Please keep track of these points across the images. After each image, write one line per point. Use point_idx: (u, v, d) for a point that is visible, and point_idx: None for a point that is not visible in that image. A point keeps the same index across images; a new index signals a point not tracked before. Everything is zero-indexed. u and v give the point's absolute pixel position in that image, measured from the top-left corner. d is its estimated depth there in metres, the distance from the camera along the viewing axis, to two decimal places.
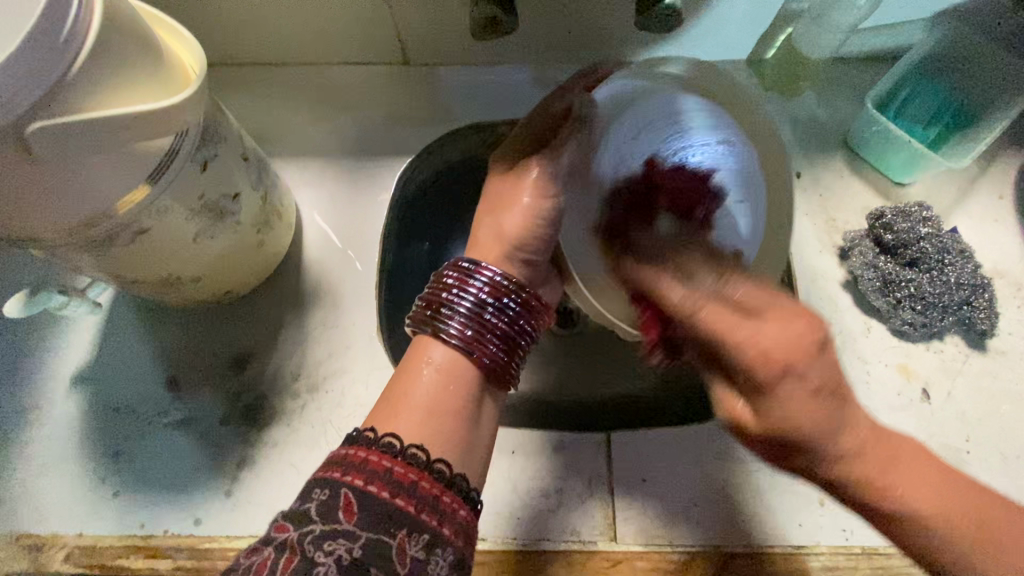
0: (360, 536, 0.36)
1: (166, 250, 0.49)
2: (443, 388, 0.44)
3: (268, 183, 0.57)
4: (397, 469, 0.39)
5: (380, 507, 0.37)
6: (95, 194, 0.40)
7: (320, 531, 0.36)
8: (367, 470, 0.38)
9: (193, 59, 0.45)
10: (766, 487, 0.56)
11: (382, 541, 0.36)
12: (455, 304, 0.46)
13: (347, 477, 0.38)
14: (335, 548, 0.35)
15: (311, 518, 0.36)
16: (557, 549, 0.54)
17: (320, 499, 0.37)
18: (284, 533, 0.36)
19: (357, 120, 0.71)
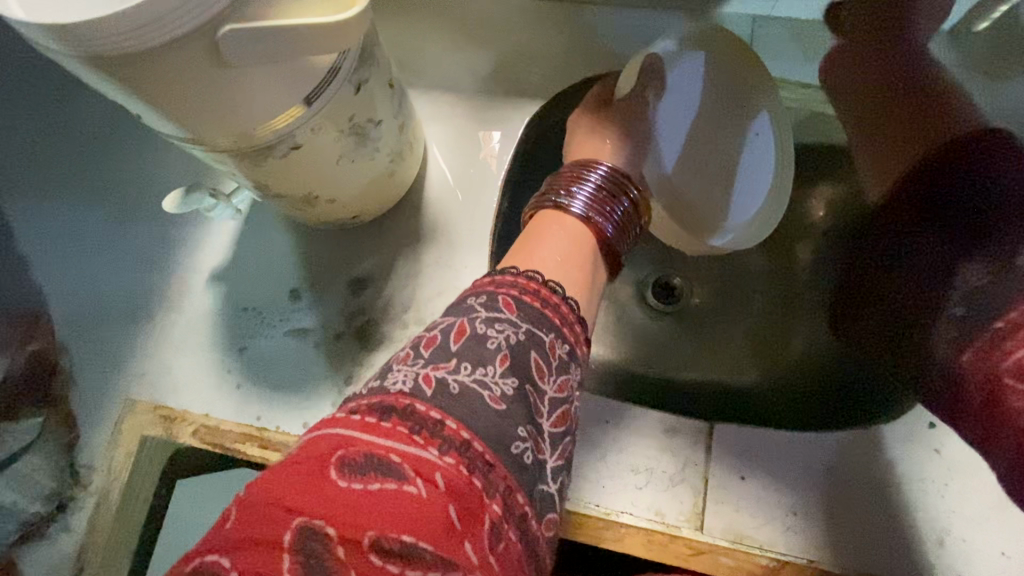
0: (522, 327, 0.38)
1: (312, 168, 0.50)
2: (570, 242, 0.46)
3: (406, 113, 0.57)
4: (543, 290, 0.41)
5: (533, 310, 0.39)
6: (262, 104, 0.41)
7: (486, 316, 0.37)
8: (516, 284, 0.40)
9: None
10: (875, 512, 0.51)
11: (539, 337, 0.38)
12: (573, 188, 0.50)
13: (501, 288, 0.40)
14: (503, 331, 0.37)
15: (475, 309, 0.38)
16: (639, 524, 0.53)
17: (481, 299, 0.38)
18: (450, 320, 0.37)
19: (493, 56, 0.69)
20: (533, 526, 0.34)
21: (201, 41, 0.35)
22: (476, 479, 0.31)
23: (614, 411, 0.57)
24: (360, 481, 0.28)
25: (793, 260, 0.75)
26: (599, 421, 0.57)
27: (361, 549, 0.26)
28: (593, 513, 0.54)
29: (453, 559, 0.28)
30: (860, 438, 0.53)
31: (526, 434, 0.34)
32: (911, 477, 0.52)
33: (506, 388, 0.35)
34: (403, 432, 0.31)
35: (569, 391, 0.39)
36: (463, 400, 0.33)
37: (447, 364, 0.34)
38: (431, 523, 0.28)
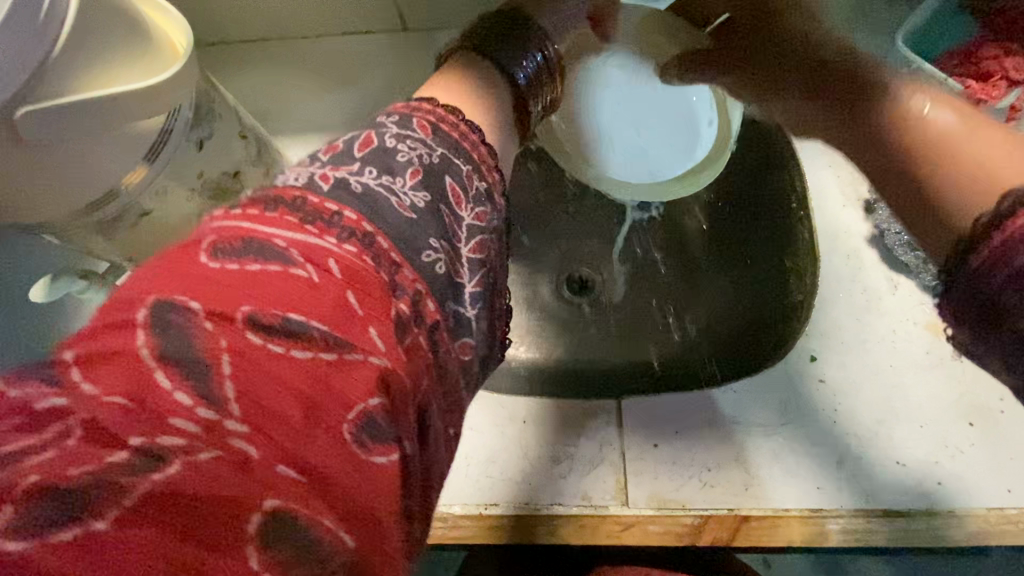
0: (437, 149, 0.39)
1: (172, 230, 0.50)
2: (471, 90, 0.48)
3: (269, 160, 0.57)
4: (445, 114, 0.43)
5: (449, 138, 0.41)
6: (93, 177, 0.40)
7: (397, 134, 0.38)
8: (432, 114, 0.42)
9: (180, 43, 0.44)
10: (781, 452, 0.54)
11: (451, 160, 0.39)
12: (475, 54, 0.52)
13: (415, 113, 0.41)
14: (413, 149, 0.38)
15: (385, 127, 0.39)
16: (568, 512, 0.54)
17: (394, 121, 0.40)
18: (360, 134, 0.39)
19: (358, 90, 0.71)
20: (444, 342, 0.35)
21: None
22: (379, 274, 0.31)
23: (530, 409, 0.59)
24: (238, 262, 0.28)
25: (686, 230, 0.76)
26: (516, 421, 0.58)
27: (235, 326, 0.26)
28: (523, 512, 0.55)
29: (354, 344, 0.28)
30: (757, 381, 0.57)
31: (438, 246, 0.35)
32: (804, 409, 0.55)
33: (416, 198, 0.36)
34: (294, 222, 0.30)
35: (491, 224, 0.40)
36: (365, 197, 0.34)
37: (349, 166, 0.35)
38: (325, 306, 0.28)
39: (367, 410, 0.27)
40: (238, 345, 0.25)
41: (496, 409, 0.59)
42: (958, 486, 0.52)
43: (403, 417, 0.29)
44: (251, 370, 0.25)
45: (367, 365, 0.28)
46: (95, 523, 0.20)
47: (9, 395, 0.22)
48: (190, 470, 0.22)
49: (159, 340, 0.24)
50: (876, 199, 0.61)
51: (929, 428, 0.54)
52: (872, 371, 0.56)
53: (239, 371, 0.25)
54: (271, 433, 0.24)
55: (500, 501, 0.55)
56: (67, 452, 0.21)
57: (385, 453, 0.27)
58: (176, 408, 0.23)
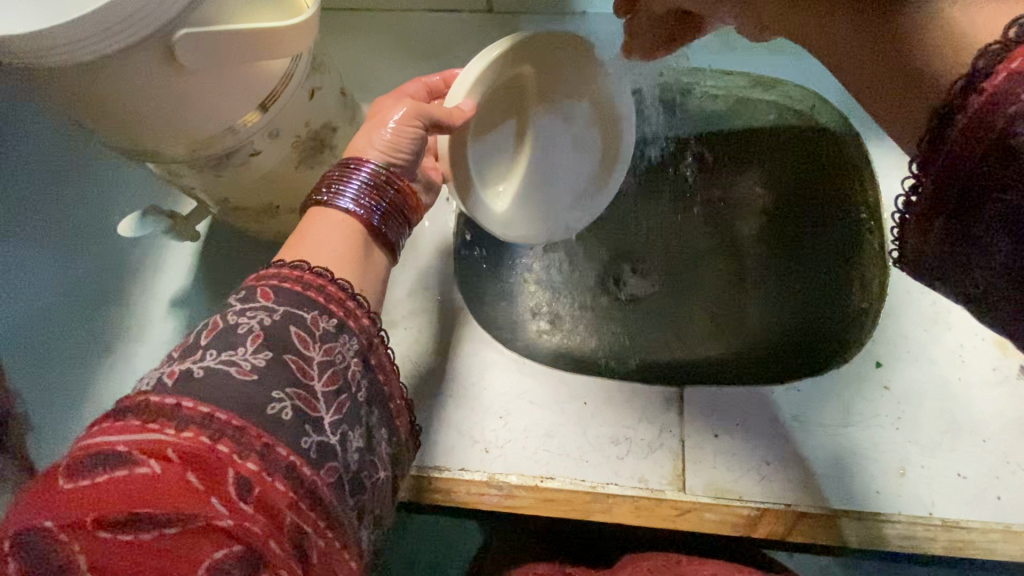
0: (280, 309, 0.37)
1: (271, 177, 0.51)
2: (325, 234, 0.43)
3: (360, 120, 0.59)
4: (289, 275, 0.39)
5: (294, 293, 0.38)
6: (219, 113, 0.42)
7: (239, 308, 0.37)
8: (281, 274, 0.39)
9: None
10: (840, 452, 0.55)
11: (295, 314, 0.37)
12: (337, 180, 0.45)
13: (261, 280, 0.39)
14: (256, 317, 0.36)
15: (230, 305, 0.37)
16: (624, 493, 0.55)
17: (240, 293, 0.38)
18: (207, 320, 0.37)
19: (438, 64, 0.72)
20: (312, 479, 0.33)
21: (155, 47, 0.36)
22: (221, 448, 0.30)
23: (591, 392, 0.59)
24: (88, 477, 0.27)
25: (740, 235, 0.77)
26: (576, 400, 0.59)
27: (91, 530, 0.25)
28: (579, 489, 0.55)
29: (194, 513, 0.27)
30: (819, 382, 0.58)
31: (284, 395, 0.34)
32: (867, 415, 0.56)
33: (257, 361, 0.34)
34: (132, 426, 0.29)
35: (351, 350, 0.39)
36: (209, 382, 0.33)
37: (192, 355, 0.34)
38: (163, 493, 0.27)
39: (219, 561, 0.27)
40: (89, 546, 0.25)
41: (560, 386, 0.60)
42: (1018, 503, 0.52)
43: (271, 554, 0.29)
44: (113, 563, 0.25)
45: (211, 530, 0.27)
46: None
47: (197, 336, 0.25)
48: None
49: (25, 566, 0.24)
50: None
51: (992, 443, 0.54)
52: (938, 382, 0.56)
53: (95, 568, 0.25)
54: None
55: (556, 475, 0.56)
56: None
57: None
58: None
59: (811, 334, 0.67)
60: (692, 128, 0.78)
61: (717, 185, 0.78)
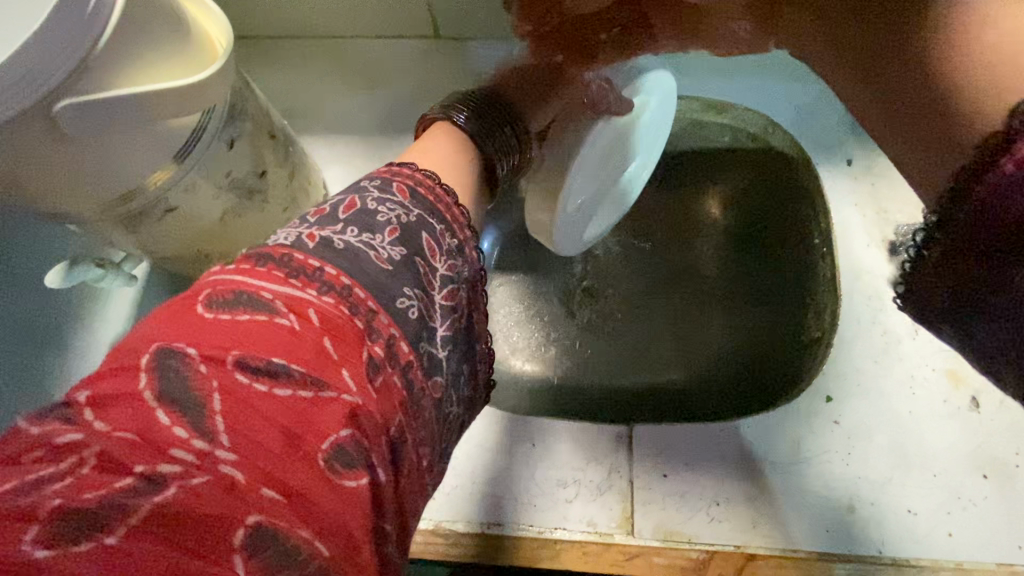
0: (415, 210, 0.38)
1: (197, 226, 0.49)
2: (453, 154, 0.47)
3: (296, 160, 0.57)
4: (419, 176, 0.41)
5: (427, 201, 0.40)
6: (124, 175, 0.40)
7: (379, 195, 0.38)
8: (412, 178, 0.41)
9: (214, 50, 0.43)
10: (790, 490, 0.54)
11: (428, 221, 0.38)
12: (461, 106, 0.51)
13: (398, 176, 0.40)
14: (395, 211, 0.37)
15: (368, 188, 0.38)
16: (572, 538, 0.53)
17: (378, 182, 0.39)
18: (345, 196, 0.38)
19: (384, 95, 0.70)
20: (421, 382, 0.34)
21: (38, 118, 0.34)
22: (358, 320, 0.31)
23: (540, 432, 0.58)
24: (229, 312, 0.28)
25: (699, 255, 0.75)
26: (525, 441, 0.58)
27: (225, 367, 0.26)
28: (527, 535, 0.54)
29: (327, 382, 0.28)
30: (769, 418, 0.57)
31: (412, 295, 0.34)
32: (817, 450, 0.55)
33: (393, 253, 0.35)
34: (277, 275, 0.31)
35: (463, 275, 0.39)
36: (347, 254, 0.33)
37: (334, 226, 0.35)
38: (304, 350, 0.28)
39: (338, 441, 0.27)
40: (227, 385, 0.26)
41: (509, 426, 0.59)
42: (969, 540, 0.51)
43: (376, 444, 0.29)
44: (236, 408, 0.26)
45: (340, 402, 0.28)
46: (106, 539, 0.21)
47: (33, 433, 0.24)
48: (185, 494, 0.23)
49: (157, 383, 0.25)
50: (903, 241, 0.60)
51: (943, 477, 0.53)
52: (889, 416, 0.55)
53: (229, 409, 0.26)
54: (247, 454, 0.25)
55: (504, 520, 0.55)
56: (79, 480, 0.22)
57: (355, 478, 0.27)
58: (171, 442, 0.24)
59: (766, 363, 0.66)
60: None
61: (676, 204, 0.77)
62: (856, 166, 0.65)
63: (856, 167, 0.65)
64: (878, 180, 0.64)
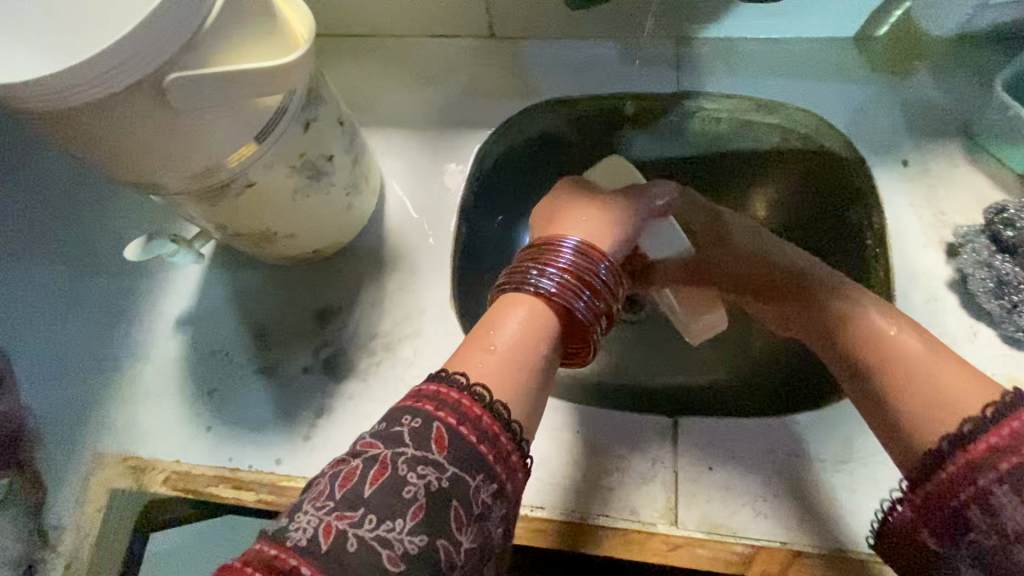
0: (449, 470, 0.35)
1: (270, 206, 0.52)
2: (526, 333, 0.43)
3: (359, 148, 0.59)
4: (465, 402, 0.37)
5: (467, 448, 0.36)
6: (215, 149, 0.43)
7: (412, 454, 0.35)
8: (457, 411, 0.37)
9: (303, 40, 0.45)
10: (839, 492, 0.53)
11: (464, 481, 0.35)
12: (544, 260, 0.47)
13: (437, 413, 0.36)
14: (425, 474, 0.34)
15: (403, 441, 0.35)
16: (614, 526, 0.54)
17: (415, 423, 0.36)
18: (376, 452, 0.35)
19: (438, 90, 0.73)
20: None
21: (147, 89, 0.37)
22: None
23: (584, 421, 0.58)
24: None
25: None
26: (569, 430, 0.58)
27: None
28: (570, 520, 0.54)
29: None
30: (816, 419, 0.56)
31: None
32: (870, 450, 0.54)
33: (410, 544, 0.33)
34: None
35: (486, 538, 0.36)
36: (356, 562, 0.31)
37: (352, 511, 0.33)
38: None
39: None
40: None
41: (553, 416, 0.58)
42: None
43: None
44: None
45: None
46: None
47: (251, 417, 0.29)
48: None
49: None
50: (962, 241, 0.58)
51: None
52: None
53: None
54: None
55: (546, 505, 0.55)
56: None
57: None
58: None
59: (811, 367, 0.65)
60: (691, 149, 0.76)
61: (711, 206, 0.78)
62: (913, 168, 0.63)
63: (911, 169, 0.63)
64: (937, 182, 0.62)
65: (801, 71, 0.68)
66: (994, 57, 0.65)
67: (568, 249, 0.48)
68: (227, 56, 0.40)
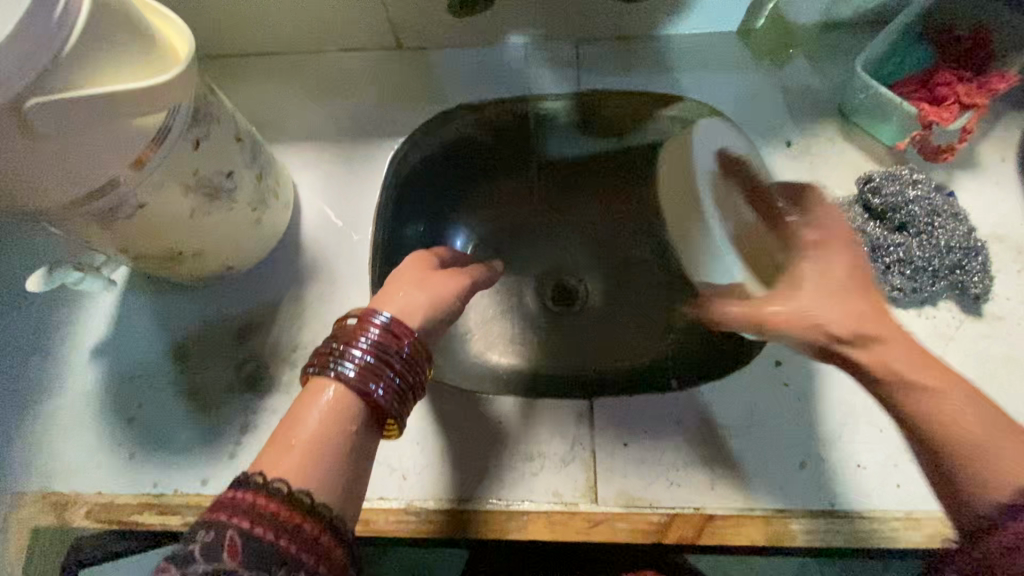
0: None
1: (170, 226, 0.52)
2: (328, 426, 0.41)
3: (264, 163, 0.60)
4: (262, 500, 0.37)
5: (265, 550, 0.35)
6: (95, 172, 0.43)
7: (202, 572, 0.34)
8: (253, 511, 0.36)
9: (181, 59, 0.46)
10: (746, 454, 0.56)
11: None
12: (350, 339, 0.44)
13: (232, 519, 0.36)
14: None
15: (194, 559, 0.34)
16: (538, 509, 0.56)
17: (206, 535, 0.35)
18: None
19: (348, 102, 0.74)
20: None
21: (8, 116, 0.37)
22: None
23: (505, 411, 0.60)
24: None
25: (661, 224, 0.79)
26: (491, 421, 0.59)
27: None
28: (495, 508, 0.56)
29: None
30: (720, 388, 0.59)
31: None
32: (771, 413, 0.57)
33: None
34: None
35: None
36: None
37: None
38: None
39: None
40: None
41: (476, 409, 0.60)
42: (917, 490, 0.54)
43: None
44: None
45: None
46: None
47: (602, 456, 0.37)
48: None
49: None
50: (839, 212, 0.63)
51: (890, 432, 0.56)
52: (837, 377, 0.58)
53: None
54: None
55: (473, 496, 0.57)
56: None
57: None
58: None
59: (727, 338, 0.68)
60: (603, 146, 0.79)
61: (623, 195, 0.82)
62: (795, 147, 0.68)
63: (794, 148, 0.68)
64: (817, 159, 0.67)
65: (691, 64, 0.72)
66: (858, 41, 0.71)
67: (381, 328, 0.45)
68: (93, 79, 0.40)
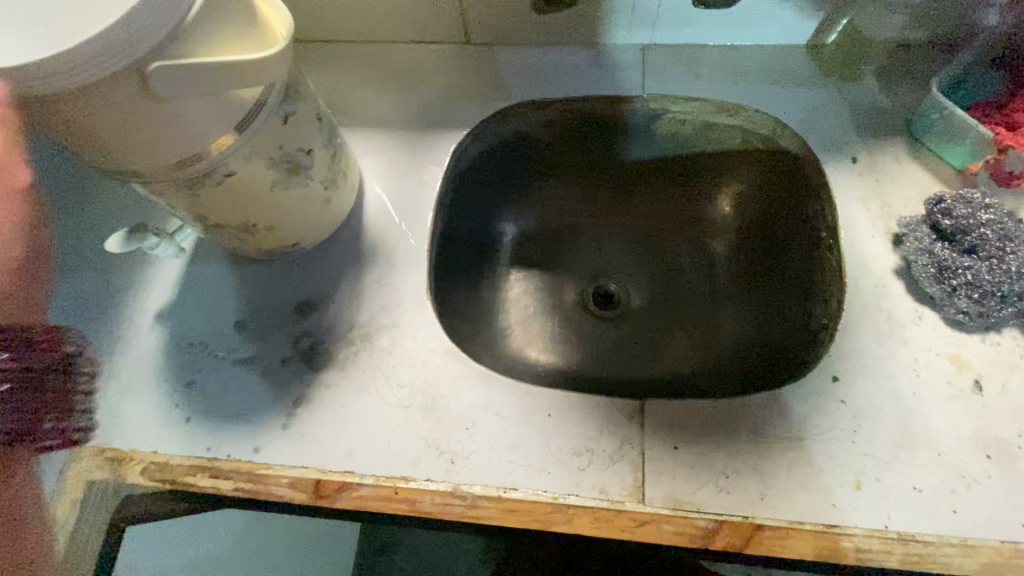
0: None
1: (250, 197, 0.54)
2: None
3: (337, 143, 0.62)
4: None
5: None
6: (194, 138, 0.45)
7: None
8: None
9: (280, 37, 0.47)
10: (797, 466, 0.56)
11: None
12: None
13: None
14: None
15: None
16: (584, 503, 0.56)
17: None
18: None
19: (414, 92, 0.76)
20: None
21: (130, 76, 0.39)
22: None
23: (555, 404, 0.60)
24: None
25: (707, 234, 0.80)
26: (540, 413, 0.60)
27: None
28: (541, 500, 0.56)
29: None
30: (774, 399, 0.58)
31: None
32: (825, 428, 0.57)
33: None
34: None
35: None
36: None
37: None
38: None
39: None
40: None
41: (525, 400, 0.61)
42: (975, 517, 0.53)
43: None
44: None
45: None
46: None
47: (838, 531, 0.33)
48: None
49: None
50: (906, 231, 0.62)
51: (948, 457, 0.55)
52: (894, 397, 0.57)
53: None
54: None
55: (520, 486, 0.57)
56: None
57: None
58: None
59: (772, 353, 0.68)
60: (659, 152, 0.79)
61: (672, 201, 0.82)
62: (861, 164, 0.67)
63: (859, 164, 0.67)
64: (882, 177, 0.66)
65: (757, 74, 0.73)
66: (927, 62, 0.71)
67: None
68: (206, 46, 0.42)
